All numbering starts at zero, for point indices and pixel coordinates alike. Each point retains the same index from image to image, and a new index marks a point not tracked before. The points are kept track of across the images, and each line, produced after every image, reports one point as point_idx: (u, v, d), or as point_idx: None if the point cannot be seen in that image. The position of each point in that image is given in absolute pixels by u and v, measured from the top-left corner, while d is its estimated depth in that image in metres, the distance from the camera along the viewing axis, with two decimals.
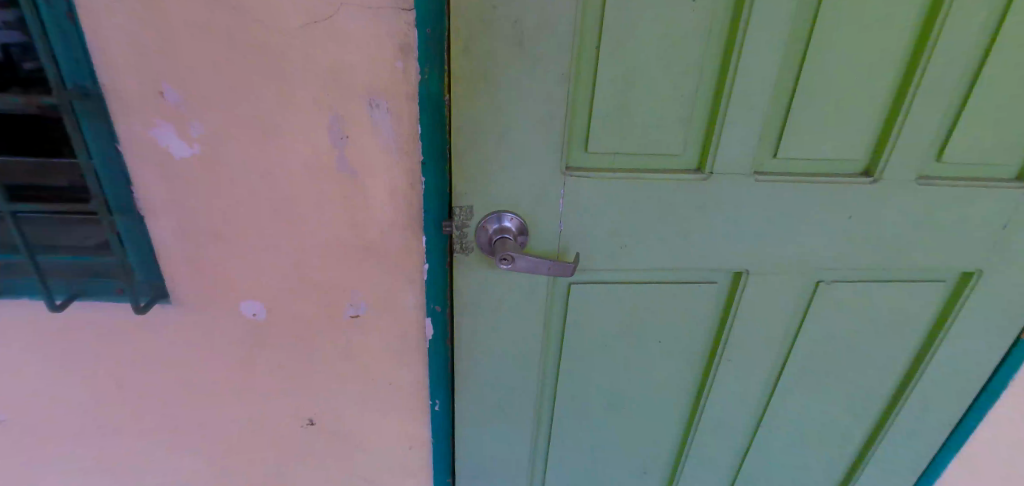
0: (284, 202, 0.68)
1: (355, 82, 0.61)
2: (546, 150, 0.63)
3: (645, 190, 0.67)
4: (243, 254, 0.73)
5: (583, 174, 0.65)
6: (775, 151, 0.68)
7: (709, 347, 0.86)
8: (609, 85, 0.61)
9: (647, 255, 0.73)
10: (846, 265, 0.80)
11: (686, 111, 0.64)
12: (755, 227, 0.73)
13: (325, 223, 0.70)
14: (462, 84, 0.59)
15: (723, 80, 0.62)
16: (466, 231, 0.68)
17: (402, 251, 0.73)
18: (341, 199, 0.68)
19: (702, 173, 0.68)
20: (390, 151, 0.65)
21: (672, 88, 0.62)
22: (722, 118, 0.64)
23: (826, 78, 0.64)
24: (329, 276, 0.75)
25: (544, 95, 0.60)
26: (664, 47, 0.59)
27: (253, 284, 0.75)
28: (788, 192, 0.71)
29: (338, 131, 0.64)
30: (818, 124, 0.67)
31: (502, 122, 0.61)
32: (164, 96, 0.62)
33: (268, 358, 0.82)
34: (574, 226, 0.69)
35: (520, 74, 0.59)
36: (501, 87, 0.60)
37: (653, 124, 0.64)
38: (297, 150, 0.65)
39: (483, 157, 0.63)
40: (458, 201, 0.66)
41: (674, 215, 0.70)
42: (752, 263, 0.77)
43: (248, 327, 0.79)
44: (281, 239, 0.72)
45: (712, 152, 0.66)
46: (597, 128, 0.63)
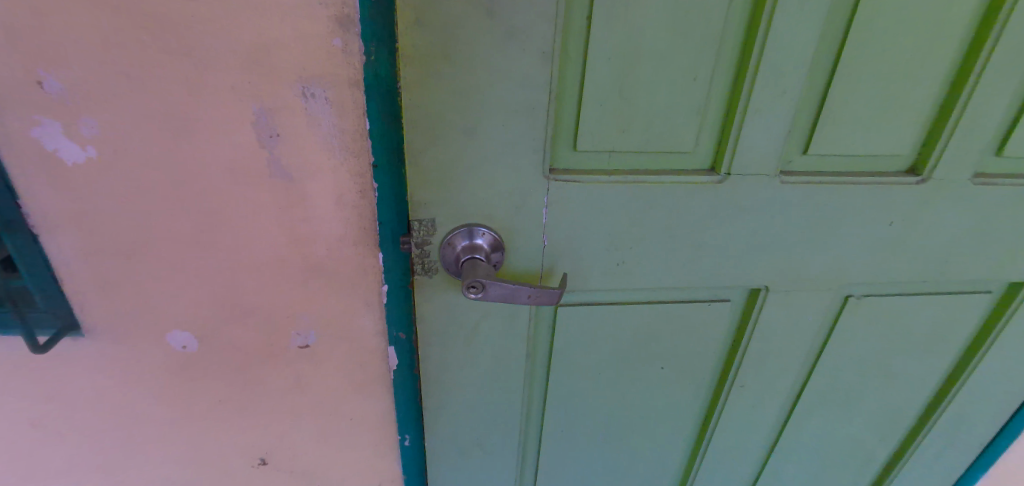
0: (207, 214, 0.56)
1: (283, 64, 0.48)
2: (525, 148, 0.51)
3: (649, 196, 0.55)
4: (164, 277, 0.60)
5: (573, 178, 0.53)
6: (807, 147, 0.56)
7: (720, 371, 0.74)
8: (603, 65, 0.48)
9: (650, 273, 0.61)
10: (883, 279, 0.68)
11: (700, 99, 0.51)
12: (778, 237, 0.61)
13: (260, 240, 0.58)
14: (417, 64, 0.46)
15: (746, 60, 0.50)
16: (427, 248, 0.56)
17: (356, 270, 0.61)
18: (277, 211, 0.56)
19: (718, 175, 0.55)
20: (333, 150, 0.53)
21: (683, 70, 0.50)
22: (743, 106, 0.52)
23: (871, 56, 0.52)
24: (271, 300, 0.63)
25: (522, 78, 0.47)
26: (674, 16, 0.47)
27: (181, 311, 0.63)
28: (819, 196, 0.59)
29: (267, 127, 0.51)
30: (859, 113, 0.55)
31: (470, 113, 0.48)
32: (44, 86, 0.49)
33: (207, 395, 0.70)
34: (561, 240, 0.57)
35: (491, 51, 0.46)
36: (466, 70, 0.47)
37: (660, 115, 0.51)
38: (218, 152, 0.52)
39: (446, 159, 0.50)
40: (418, 213, 0.54)
41: (683, 225, 0.58)
42: (773, 279, 0.65)
43: (178, 361, 0.67)
44: (207, 258, 0.59)
45: (730, 149, 0.54)
46: (589, 120, 0.50)
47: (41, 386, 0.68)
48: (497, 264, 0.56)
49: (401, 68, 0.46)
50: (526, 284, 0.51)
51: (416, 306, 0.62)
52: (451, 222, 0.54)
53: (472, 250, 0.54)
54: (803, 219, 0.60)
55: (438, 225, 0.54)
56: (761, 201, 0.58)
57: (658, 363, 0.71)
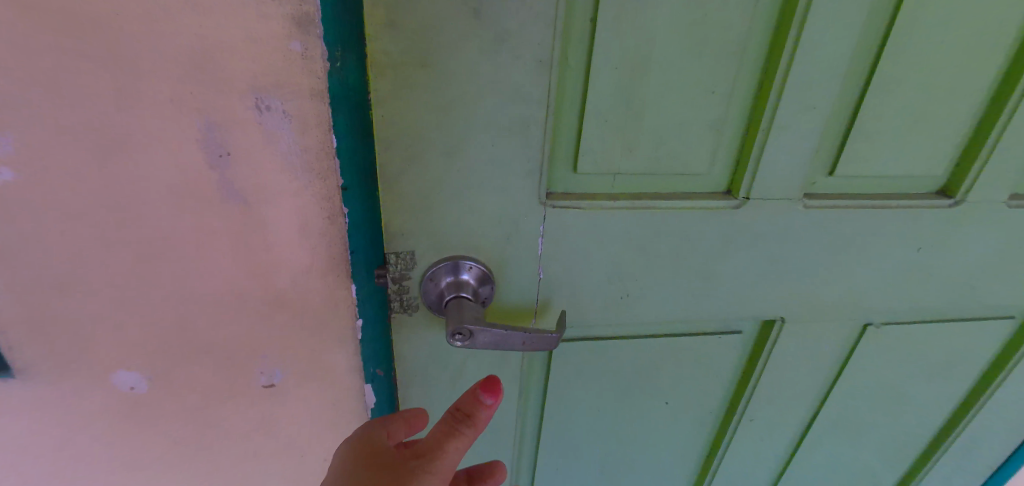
0: (151, 243, 0.48)
1: (233, 72, 0.41)
2: (518, 171, 0.44)
3: (657, 223, 0.49)
4: (103, 314, 0.52)
5: (572, 203, 0.46)
6: (833, 168, 0.50)
7: (728, 404, 0.69)
8: (609, 77, 0.41)
9: (656, 305, 0.55)
10: (906, 306, 0.62)
11: (718, 115, 0.45)
12: (797, 264, 0.55)
13: (214, 271, 0.50)
14: (390, 74, 0.39)
15: (772, 71, 0.44)
16: (406, 285, 0.49)
17: (326, 302, 0.54)
18: (232, 238, 0.49)
19: (735, 199, 0.49)
20: (295, 171, 0.45)
21: (701, 83, 0.43)
22: (767, 124, 0.45)
23: (910, 67, 0.46)
24: (230, 337, 0.55)
25: (515, 91, 0.41)
26: (692, 21, 0.40)
27: (124, 350, 0.55)
28: (843, 220, 0.53)
29: (216, 144, 0.44)
30: (892, 130, 0.49)
31: (455, 131, 0.42)
32: None
33: (159, 441, 0.62)
34: (558, 272, 0.50)
35: (479, 60, 0.39)
36: (449, 82, 0.40)
37: (673, 134, 0.45)
38: (160, 173, 0.45)
39: (427, 184, 0.43)
40: (395, 245, 0.46)
41: (693, 253, 0.52)
42: (789, 307, 0.59)
43: (124, 406, 0.59)
44: (152, 292, 0.51)
45: (750, 172, 0.48)
46: (592, 139, 0.44)
47: None
48: (487, 302, 0.50)
49: (371, 79, 0.39)
50: (520, 331, 0.45)
51: (395, 345, 0.54)
52: (433, 254, 0.47)
53: (458, 287, 0.48)
54: (826, 245, 0.55)
55: (419, 257, 0.47)
56: (782, 227, 0.52)
57: (662, 397, 0.65)
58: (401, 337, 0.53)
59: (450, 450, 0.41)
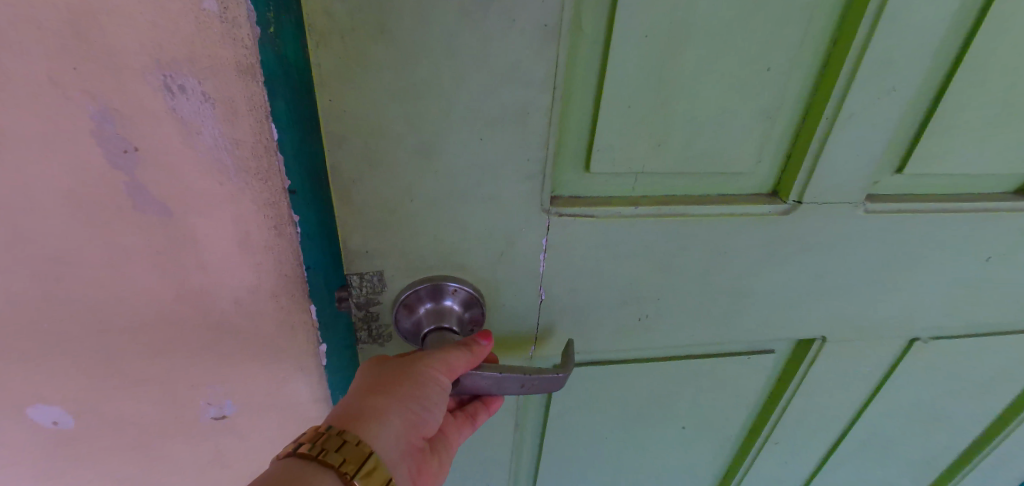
0: (51, 264, 0.38)
1: (131, 42, 0.30)
2: (513, 173, 0.34)
3: (685, 235, 0.40)
4: (6, 346, 0.42)
5: (582, 212, 0.38)
6: (902, 166, 0.41)
7: (751, 429, 0.60)
8: (634, 50, 0.32)
9: (677, 328, 0.46)
10: (962, 319, 0.53)
11: (771, 99, 0.36)
12: (845, 278, 0.46)
13: (137, 293, 0.41)
14: (337, 45, 0.28)
15: (845, 42, 0.34)
16: (376, 311, 0.40)
17: (279, 326, 0.44)
18: (154, 254, 0.39)
19: (783, 204, 0.40)
20: (225, 170, 0.35)
21: (754, 57, 0.34)
22: (832, 111, 0.36)
23: (1014, 39, 0.36)
24: (166, 367, 0.46)
25: (510, 70, 0.30)
26: None
27: (35, 385, 0.45)
28: (906, 226, 0.44)
29: (117, 139, 0.33)
30: (980, 119, 0.39)
31: (430, 122, 0.31)
32: None
33: (98, 481, 0.53)
34: (563, 292, 0.41)
35: (461, 27, 0.29)
36: (423, 56, 0.29)
37: (713, 123, 0.36)
38: (45, 176, 0.34)
39: (396, 191, 0.34)
40: (357, 265, 0.37)
41: (725, 268, 0.43)
42: (830, 325, 0.50)
43: (51, 445, 0.50)
44: (64, 320, 0.42)
45: (805, 171, 0.39)
46: (610, 131, 0.35)
47: None
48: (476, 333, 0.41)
49: (311, 52, 0.28)
50: (517, 372, 0.36)
51: None
52: (407, 274, 0.38)
53: (439, 316, 0.39)
54: (881, 256, 0.45)
55: (388, 278, 0.38)
56: (833, 235, 0.43)
57: (677, 423, 0.57)
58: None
59: (453, 354, 0.35)
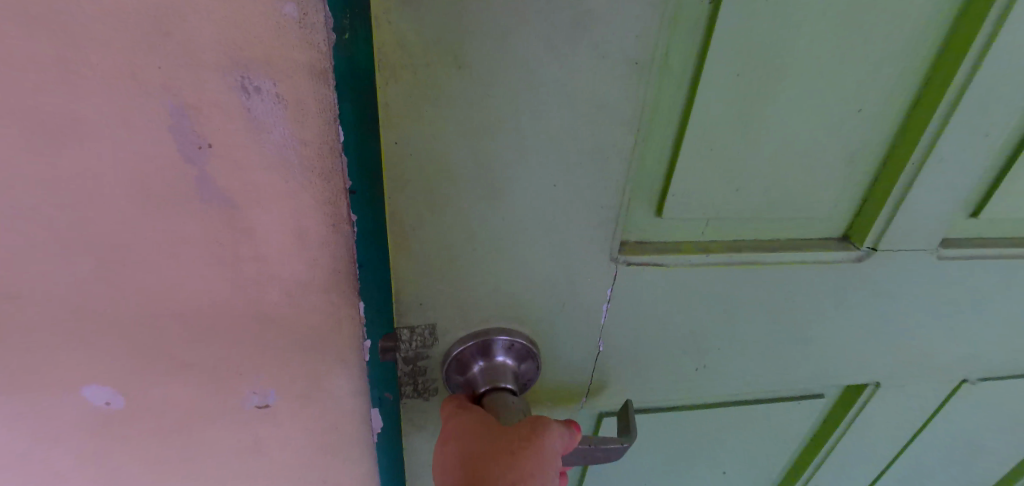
0: (119, 249, 0.40)
1: (211, 42, 0.31)
2: (576, 203, 0.34)
3: (755, 279, 0.41)
4: (66, 329, 0.44)
5: (649, 259, 0.38)
6: (975, 211, 0.41)
7: (790, 468, 0.59)
8: (724, 86, 0.33)
9: (734, 373, 0.46)
10: (1011, 358, 0.52)
11: (857, 140, 0.37)
12: (902, 321, 0.46)
13: (196, 283, 0.42)
14: (409, 77, 0.28)
15: (937, 91, 0.35)
16: (426, 366, 0.40)
17: (326, 322, 0.45)
18: (215, 246, 0.40)
19: (858, 250, 0.41)
20: (289, 169, 0.36)
21: (842, 100, 0.35)
22: (920, 156, 0.37)
23: None
24: (215, 354, 0.47)
25: (591, 111, 0.31)
26: (845, 21, 0.32)
27: (89, 370, 0.47)
28: (967, 268, 0.44)
29: (190, 135, 0.34)
30: None
31: (499, 160, 0.31)
32: None
33: (137, 467, 0.54)
34: (620, 326, 0.41)
35: (535, 61, 0.29)
36: (494, 90, 0.29)
37: (796, 161, 0.37)
38: (120, 168, 0.36)
39: (456, 226, 0.33)
40: (410, 319, 0.37)
41: (788, 316, 0.43)
42: (881, 363, 0.49)
43: (101, 430, 0.51)
44: (125, 306, 0.43)
45: (881, 219, 0.40)
46: (691, 167, 0.36)
47: None
48: (530, 381, 0.42)
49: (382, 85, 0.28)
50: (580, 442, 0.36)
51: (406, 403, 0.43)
52: (458, 312, 0.38)
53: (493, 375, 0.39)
54: (942, 300, 0.45)
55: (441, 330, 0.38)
56: (898, 274, 0.43)
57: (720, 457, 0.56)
58: (409, 422, 0.45)
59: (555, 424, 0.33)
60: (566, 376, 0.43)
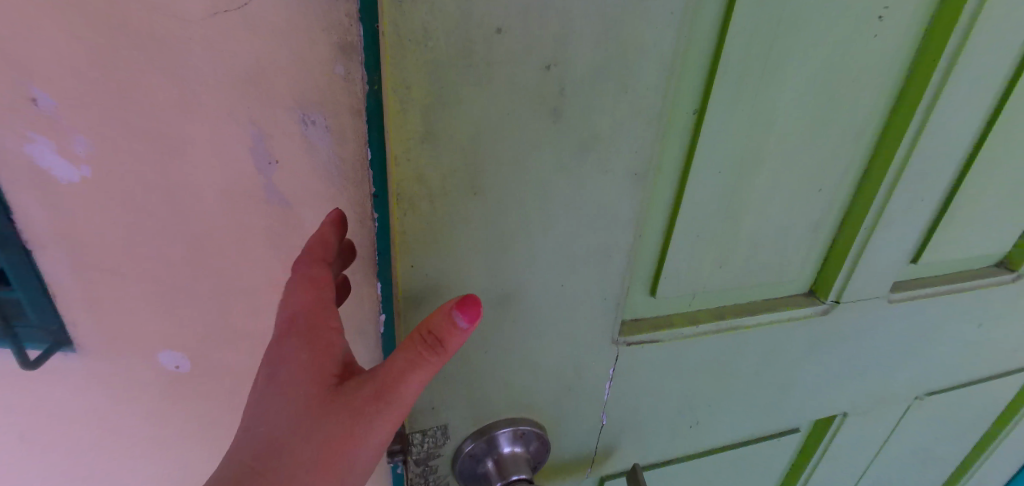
0: (201, 234, 0.54)
1: (285, 91, 0.46)
2: (563, 266, 0.47)
3: (737, 335, 0.62)
4: (156, 297, 0.58)
5: (642, 338, 0.57)
6: (912, 258, 0.65)
7: (742, 440, 0.75)
8: (712, 185, 0.51)
9: (728, 404, 0.68)
10: (873, 328, 0.69)
11: (817, 216, 0.58)
12: (837, 353, 0.70)
13: (256, 265, 0.56)
14: (428, 203, 0.40)
15: (866, 194, 0.57)
16: (442, 459, 0.57)
17: (352, 298, 0.59)
18: (273, 236, 0.54)
19: (822, 303, 0.64)
20: (332, 177, 0.51)
21: (800, 194, 0.55)
22: (868, 226, 0.59)
23: (931, 165, 0.56)
24: (263, 326, 0.61)
25: (574, 207, 0.44)
26: (798, 150, 0.52)
27: (168, 332, 0.61)
28: (864, 293, 0.65)
29: (265, 153, 0.49)
30: (921, 217, 0.61)
31: (496, 248, 0.44)
32: (37, 104, 0.47)
33: (193, 415, 0.68)
34: (624, 365, 0.58)
35: (525, 180, 0.41)
36: (497, 202, 0.42)
37: (768, 238, 0.57)
38: (214, 176, 0.51)
39: (464, 285, 0.46)
40: (432, 416, 0.53)
41: (766, 360, 0.66)
42: (782, 344, 0.65)
43: (163, 380, 0.65)
44: (202, 281, 0.57)
45: (839, 277, 0.62)
46: (687, 248, 0.54)
47: (25, 398, 0.66)
48: (541, 461, 0.60)
49: (405, 212, 0.40)
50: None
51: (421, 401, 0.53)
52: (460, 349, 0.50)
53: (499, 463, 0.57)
54: (860, 329, 0.69)
55: (451, 429, 0.55)
56: (831, 321, 0.66)
57: (683, 444, 0.70)
58: None
59: None
60: (555, 381, 0.56)
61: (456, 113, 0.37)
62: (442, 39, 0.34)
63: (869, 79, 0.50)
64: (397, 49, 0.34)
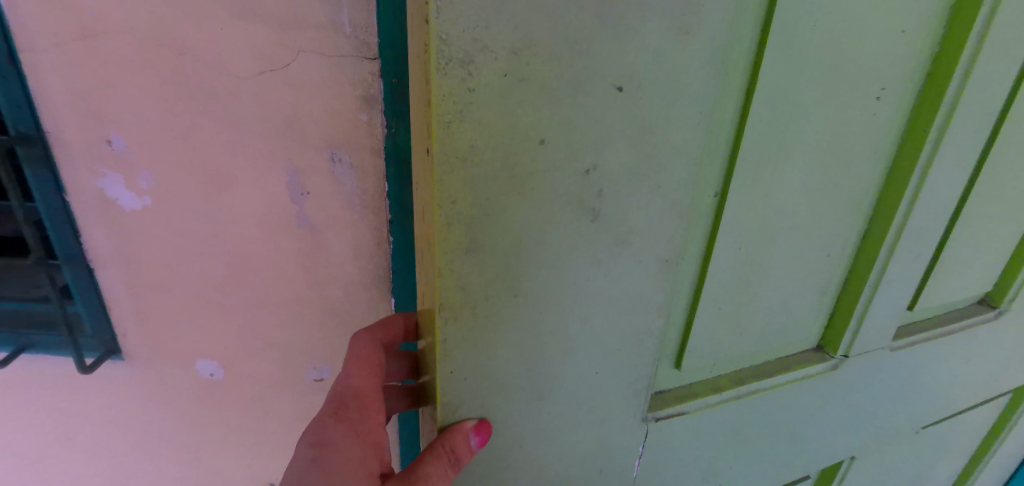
0: (240, 255, 0.63)
1: (316, 133, 0.55)
2: (597, 356, 0.49)
3: (758, 399, 0.64)
4: (197, 310, 0.67)
5: (670, 412, 0.59)
6: (910, 307, 0.70)
7: None
8: (728, 260, 0.55)
9: (749, 462, 0.69)
10: (876, 375, 0.73)
11: (825, 277, 0.63)
12: (846, 401, 0.72)
13: (285, 282, 0.64)
14: (468, 306, 0.42)
15: (870, 256, 0.62)
16: None
17: (367, 313, 0.66)
18: (301, 256, 0.63)
19: (833, 359, 0.68)
20: (353, 206, 0.59)
21: (808, 260, 0.60)
22: (872, 286, 0.63)
23: (927, 226, 0.61)
24: (290, 338, 0.68)
25: (609, 298, 0.47)
26: (805, 220, 0.57)
27: (205, 343, 0.69)
28: (872, 344, 0.69)
29: (298, 186, 0.58)
30: (919, 275, 0.66)
31: (536, 336, 0.46)
32: (112, 145, 0.57)
33: (222, 421, 0.75)
34: (654, 440, 0.59)
35: (560, 277, 0.44)
36: (535, 301, 0.44)
37: (780, 301, 0.62)
38: (253, 205, 0.60)
39: (499, 382, 0.47)
40: None
41: (785, 418, 0.68)
42: (797, 399, 0.67)
43: (199, 387, 0.72)
44: (238, 296, 0.66)
45: (849, 332, 0.66)
46: (707, 321, 0.57)
47: (78, 402, 0.74)
48: None
49: (445, 318, 0.42)
50: None
51: None
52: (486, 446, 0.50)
53: None
54: (867, 379, 0.72)
55: None
56: (845, 371, 0.69)
57: None
58: None
59: None
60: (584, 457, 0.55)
61: (499, 213, 0.40)
62: (488, 154, 0.37)
63: (865, 154, 0.56)
64: (447, 166, 0.37)
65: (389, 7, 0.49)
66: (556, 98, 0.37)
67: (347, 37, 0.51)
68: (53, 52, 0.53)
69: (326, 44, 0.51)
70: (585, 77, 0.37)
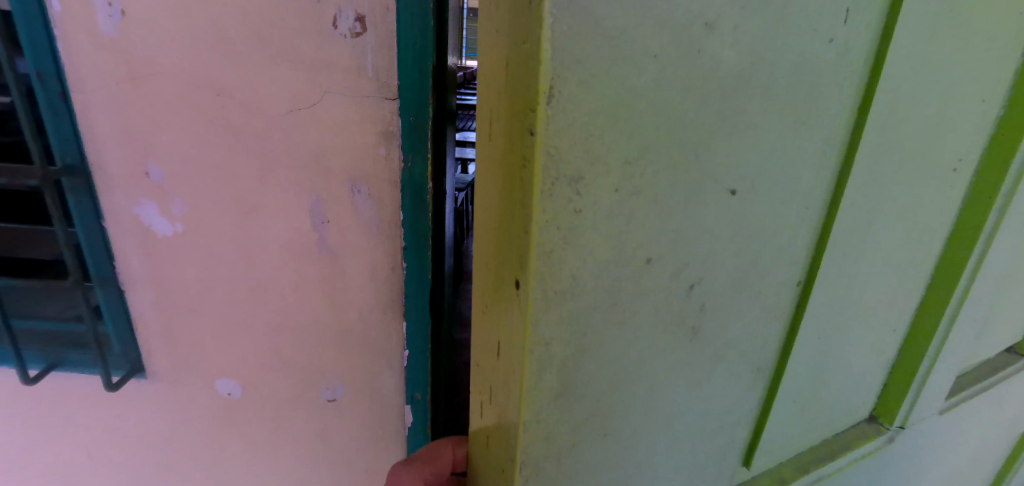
0: (262, 279, 0.67)
1: (338, 166, 0.60)
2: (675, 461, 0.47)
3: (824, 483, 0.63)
4: (220, 330, 0.70)
5: None
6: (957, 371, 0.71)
7: None
8: (804, 361, 0.52)
9: None
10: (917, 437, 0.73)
11: (890, 350, 0.63)
12: (891, 466, 0.71)
13: (304, 305, 0.68)
14: (552, 449, 0.38)
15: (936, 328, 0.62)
16: None
17: (380, 336, 0.69)
18: (319, 280, 0.66)
19: (888, 431, 0.68)
20: (371, 233, 0.63)
21: (879, 337, 0.60)
22: (934, 358, 0.63)
23: (979, 292, 0.64)
24: (306, 359, 0.71)
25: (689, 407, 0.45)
26: (883, 298, 0.56)
27: (225, 362, 0.72)
28: (923, 409, 0.69)
29: (320, 215, 0.63)
30: (966, 338, 0.68)
31: (621, 453, 0.42)
32: (150, 175, 0.62)
33: (237, 440, 0.78)
34: None
35: (647, 396, 0.41)
36: (619, 427, 0.41)
37: (851, 379, 0.61)
38: (277, 232, 0.64)
39: None
40: None
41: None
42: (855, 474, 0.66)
43: (217, 404, 0.76)
44: (259, 318, 0.69)
45: (909, 403, 0.66)
46: (780, 422, 0.54)
47: (102, 417, 0.78)
48: None
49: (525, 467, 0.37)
50: None
51: None
52: None
53: None
54: (910, 443, 0.72)
55: None
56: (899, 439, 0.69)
57: None
58: None
59: None
60: None
61: (597, 334, 0.36)
62: (588, 284, 0.33)
63: (933, 230, 0.56)
64: (542, 303, 0.32)
65: (409, 52, 0.54)
66: (664, 215, 0.34)
67: (370, 80, 0.56)
68: (105, 91, 0.59)
69: (350, 86, 0.56)
70: (699, 184, 0.35)
